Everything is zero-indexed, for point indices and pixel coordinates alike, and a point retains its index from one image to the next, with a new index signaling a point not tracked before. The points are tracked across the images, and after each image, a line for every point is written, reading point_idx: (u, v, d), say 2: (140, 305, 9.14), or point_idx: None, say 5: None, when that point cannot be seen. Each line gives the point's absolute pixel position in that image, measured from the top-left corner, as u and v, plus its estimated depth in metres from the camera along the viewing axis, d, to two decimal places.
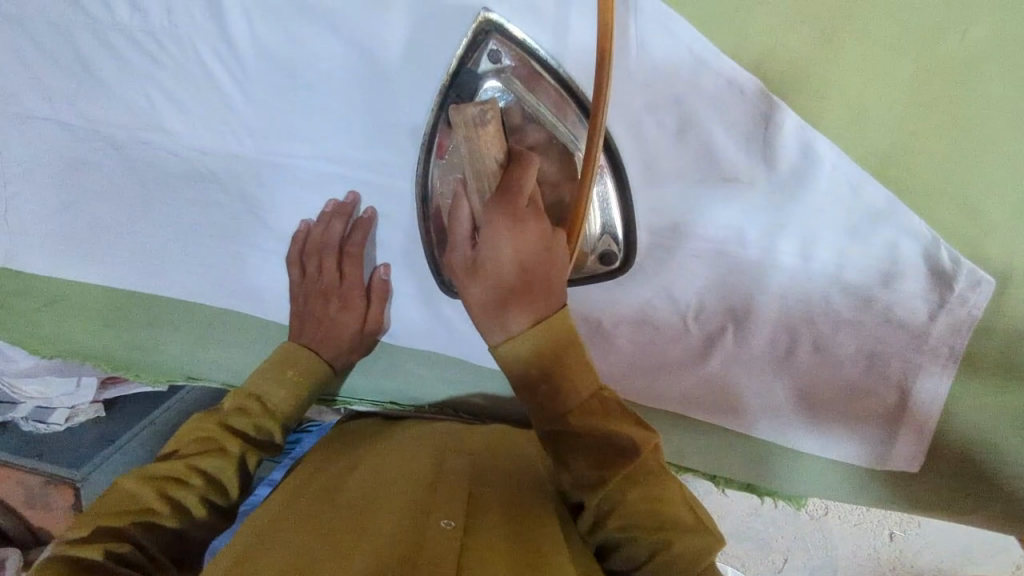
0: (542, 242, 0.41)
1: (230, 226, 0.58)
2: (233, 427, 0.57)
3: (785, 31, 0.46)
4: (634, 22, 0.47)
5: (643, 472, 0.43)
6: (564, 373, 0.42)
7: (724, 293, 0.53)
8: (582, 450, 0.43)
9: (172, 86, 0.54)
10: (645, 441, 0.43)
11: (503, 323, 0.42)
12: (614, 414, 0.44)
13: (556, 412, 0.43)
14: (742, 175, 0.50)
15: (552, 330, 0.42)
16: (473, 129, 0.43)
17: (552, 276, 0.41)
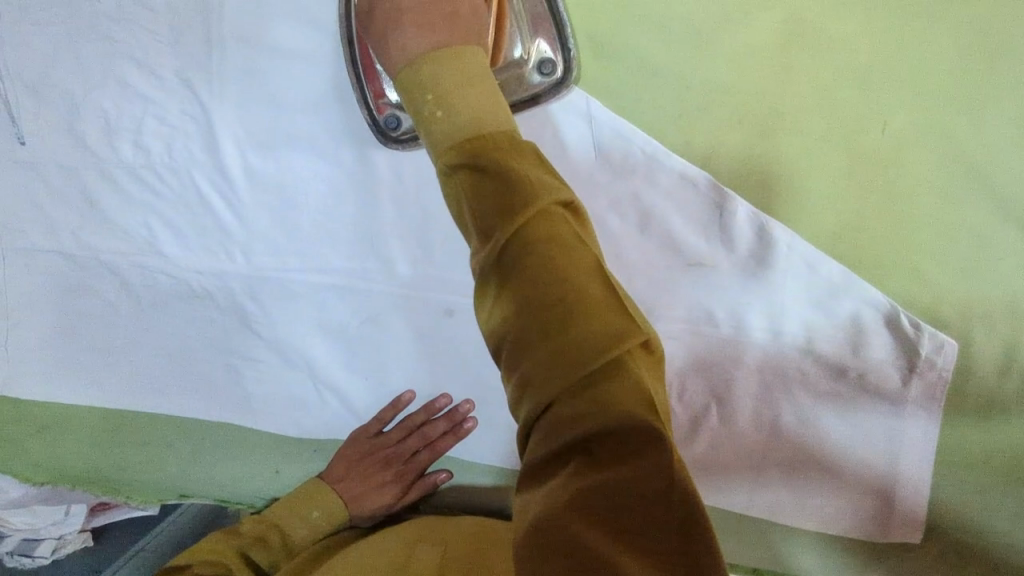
0: (449, 18, 0.42)
1: (223, 340, 0.60)
2: (250, 556, 0.61)
3: (727, 129, 0.50)
4: (591, 131, 0.52)
5: (551, 228, 0.34)
6: (453, 101, 0.38)
7: (702, 370, 0.55)
8: (482, 195, 0.35)
9: (170, 214, 0.58)
10: (556, 190, 0.35)
11: (405, 46, 0.41)
12: (529, 170, 0.35)
13: (449, 134, 0.37)
14: (705, 259, 0.53)
15: (453, 108, 0.38)
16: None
17: (457, 74, 0.39)
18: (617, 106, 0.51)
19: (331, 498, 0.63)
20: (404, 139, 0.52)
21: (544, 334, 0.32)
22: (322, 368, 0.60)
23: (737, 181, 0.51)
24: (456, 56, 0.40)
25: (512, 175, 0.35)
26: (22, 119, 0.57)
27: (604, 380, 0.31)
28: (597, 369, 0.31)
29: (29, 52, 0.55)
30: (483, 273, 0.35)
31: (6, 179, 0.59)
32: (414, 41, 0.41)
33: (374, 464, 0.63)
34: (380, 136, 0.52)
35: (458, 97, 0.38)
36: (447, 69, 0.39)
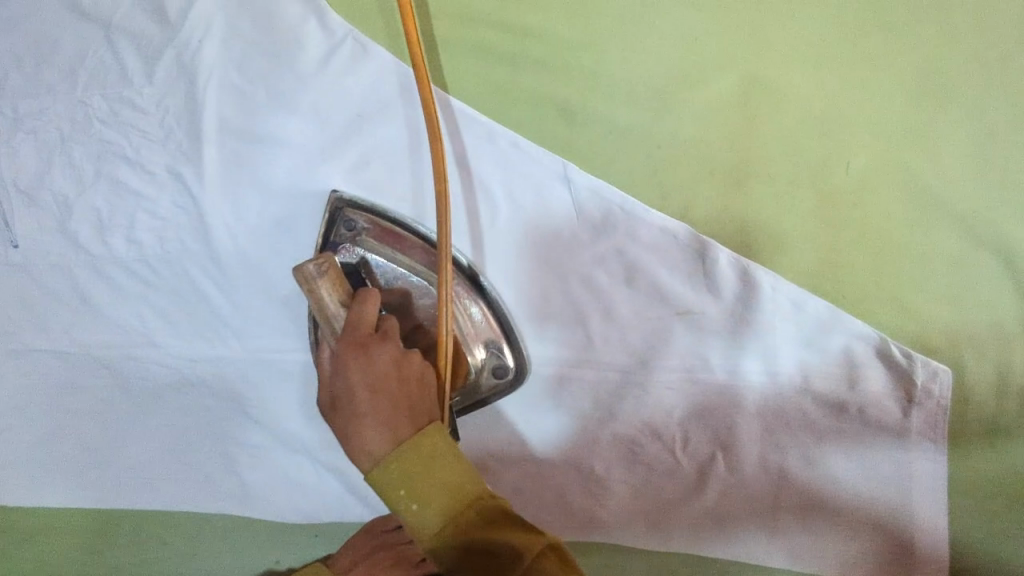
0: (402, 379, 0.49)
1: (219, 426, 0.60)
2: None
3: (700, 181, 0.52)
4: (571, 193, 0.53)
5: (536, 568, 0.44)
6: (425, 498, 0.45)
7: (705, 419, 0.55)
8: (467, 561, 0.44)
9: (164, 304, 0.58)
10: (529, 541, 0.45)
11: (368, 448, 0.48)
12: (497, 514, 0.46)
13: (432, 530, 0.45)
14: (693, 307, 0.54)
15: (421, 470, 0.46)
16: (313, 286, 0.50)
17: (421, 481, 0.46)
18: (594, 166, 0.53)
19: None
20: None
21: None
22: (320, 448, 0.59)
23: (716, 229, 0.53)
24: (418, 445, 0.47)
25: (487, 528, 0.45)
26: (15, 222, 0.58)
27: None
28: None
29: (22, 159, 0.57)
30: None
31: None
32: (378, 441, 0.48)
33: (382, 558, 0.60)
34: None
35: (426, 493, 0.46)
36: (402, 467, 0.46)
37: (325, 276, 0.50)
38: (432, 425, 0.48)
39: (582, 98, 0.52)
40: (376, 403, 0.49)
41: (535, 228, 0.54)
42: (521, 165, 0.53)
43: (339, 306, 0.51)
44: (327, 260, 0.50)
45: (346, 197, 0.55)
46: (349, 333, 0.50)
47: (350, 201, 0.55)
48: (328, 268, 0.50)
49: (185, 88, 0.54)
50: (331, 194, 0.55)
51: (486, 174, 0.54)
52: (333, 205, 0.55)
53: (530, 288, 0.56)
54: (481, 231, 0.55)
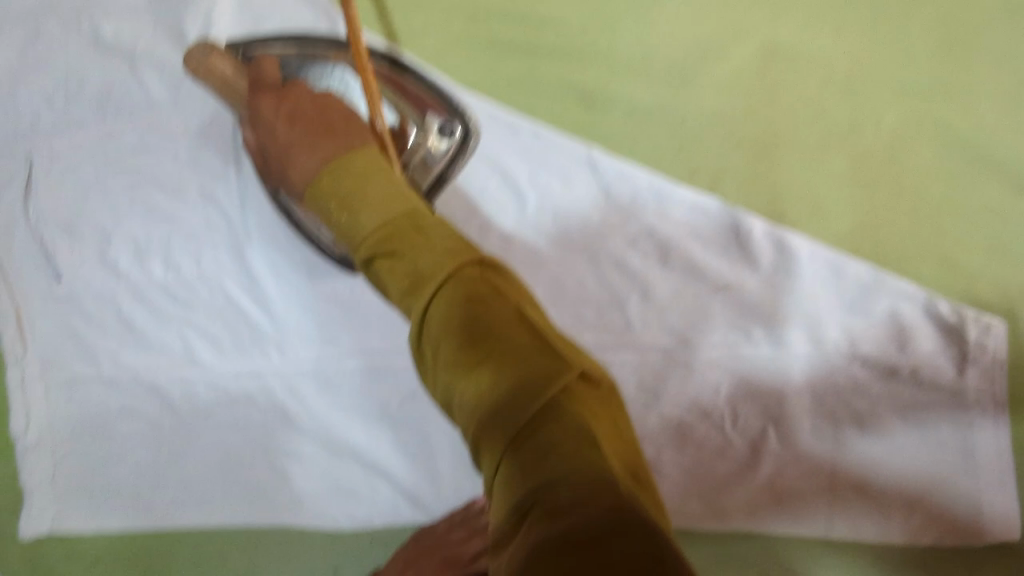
0: (317, 102, 0.49)
1: (267, 440, 0.60)
2: None
3: (727, 154, 0.52)
4: (597, 177, 0.53)
5: (463, 283, 0.39)
6: (349, 205, 0.43)
7: (753, 393, 0.54)
8: (397, 271, 0.41)
9: (204, 322, 0.59)
10: (467, 251, 0.41)
11: (301, 173, 0.46)
12: (427, 226, 0.42)
13: (366, 231, 0.42)
14: (731, 281, 0.53)
15: (341, 167, 0.45)
16: (206, 68, 0.53)
17: (341, 182, 0.44)
18: (619, 149, 0.53)
19: None
20: None
21: (477, 361, 0.36)
22: (369, 454, 0.59)
23: (748, 201, 0.53)
24: (346, 160, 0.45)
25: (411, 238, 0.41)
26: (56, 256, 0.59)
27: (537, 399, 0.35)
28: (537, 395, 0.35)
29: (59, 194, 0.58)
30: (410, 316, 0.40)
31: (41, 316, 0.60)
32: (307, 162, 0.46)
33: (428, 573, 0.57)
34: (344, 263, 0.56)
35: (353, 199, 0.43)
36: (333, 176, 0.44)
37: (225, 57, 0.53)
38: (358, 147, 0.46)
39: (600, 81, 0.53)
40: (297, 130, 0.48)
41: (564, 215, 0.54)
42: (545, 153, 0.53)
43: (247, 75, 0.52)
44: (212, 48, 0.53)
45: (243, 39, 0.55)
46: (263, 91, 0.50)
47: (249, 38, 0.54)
48: (214, 52, 0.53)
49: (214, 109, 0.56)
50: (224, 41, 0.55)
51: (511, 165, 0.54)
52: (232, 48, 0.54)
53: (563, 274, 0.55)
54: (510, 221, 0.54)
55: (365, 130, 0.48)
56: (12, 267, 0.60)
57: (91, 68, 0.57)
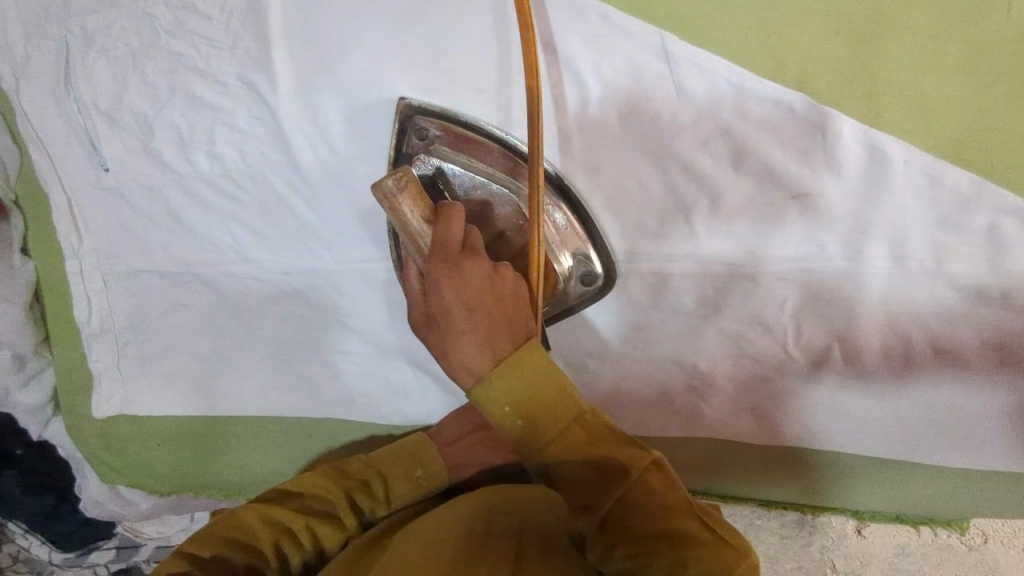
0: (488, 281, 0.46)
1: (318, 336, 0.61)
2: (355, 500, 0.58)
3: (825, 46, 0.46)
4: (671, 70, 0.48)
5: (643, 487, 0.46)
6: (531, 410, 0.45)
7: (821, 311, 0.52)
8: (579, 477, 0.46)
9: (253, 219, 0.59)
10: (645, 455, 0.46)
11: (468, 366, 0.45)
12: (603, 435, 0.47)
13: (545, 441, 0.45)
14: (811, 189, 0.49)
15: (519, 359, 0.45)
16: (396, 202, 0.47)
17: (526, 387, 0.45)
18: (697, 37, 0.47)
19: (431, 456, 0.59)
20: None
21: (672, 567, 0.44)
22: (418, 355, 0.59)
23: (839, 99, 0.47)
24: (519, 361, 0.45)
25: (600, 448, 0.46)
26: (101, 144, 0.58)
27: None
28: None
29: (96, 80, 0.55)
30: (596, 498, 0.46)
31: (91, 207, 0.60)
32: (479, 357, 0.45)
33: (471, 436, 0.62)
34: None
35: (535, 401, 0.45)
36: (513, 376, 0.45)
37: (407, 192, 0.47)
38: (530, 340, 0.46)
39: None
40: (475, 320, 0.45)
41: (630, 114, 0.49)
42: (612, 41, 0.48)
43: (427, 223, 0.47)
44: (405, 175, 0.47)
45: (416, 105, 0.51)
46: (435, 255, 0.46)
47: (420, 108, 0.51)
48: (409, 180, 0.47)
49: None
50: (400, 102, 0.51)
51: (574, 55, 0.49)
52: (403, 114, 0.51)
53: (625, 177, 0.51)
54: (570, 118, 0.50)
55: (529, 313, 0.47)
56: (57, 155, 0.58)
57: None
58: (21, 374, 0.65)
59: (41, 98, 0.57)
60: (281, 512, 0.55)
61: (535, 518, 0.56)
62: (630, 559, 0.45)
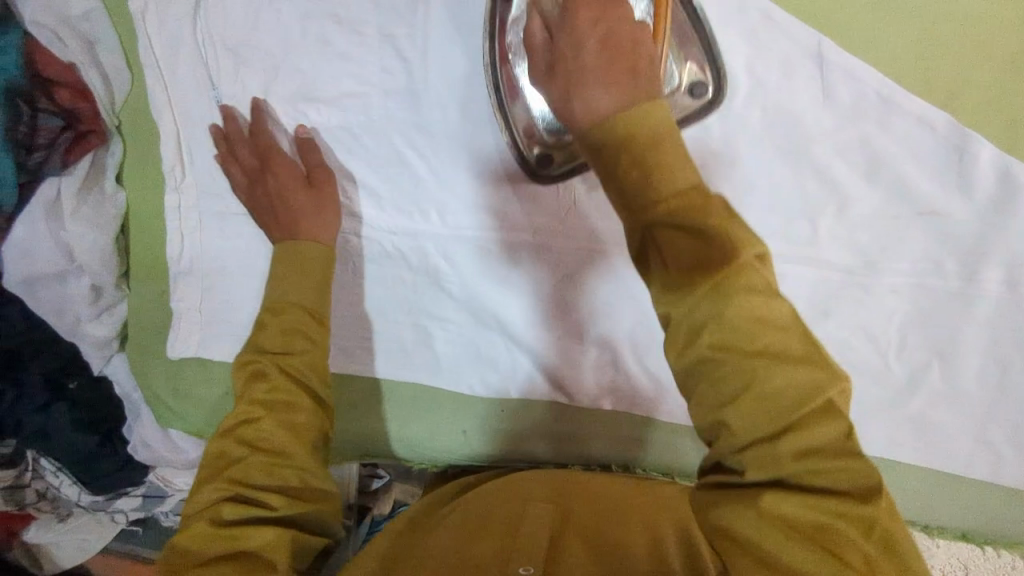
0: (632, 39, 0.40)
1: (413, 300, 0.60)
2: (256, 392, 0.49)
3: (975, 68, 0.48)
4: (821, 74, 0.49)
5: (745, 279, 0.33)
6: (652, 166, 0.35)
7: (926, 326, 0.53)
8: (677, 251, 0.34)
9: (367, 176, 0.58)
10: (759, 243, 0.34)
11: (592, 105, 0.38)
12: (717, 208, 0.34)
13: (654, 193, 0.35)
14: (938, 208, 0.50)
15: (645, 113, 0.36)
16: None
17: (637, 113, 0.36)
18: (851, 46, 0.49)
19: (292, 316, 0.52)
20: (553, 174, 0.55)
21: (745, 386, 0.33)
22: (514, 328, 0.59)
23: (982, 123, 0.48)
24: (647, 112, 0.36)
25: (703, 215, 0.34)
26: (221, 80, 0.57)
27: (809, 423, 0.32)
28: (803, 433, 0.32)
29: (231, 14, 0.56)
30: (685, 294, 0.34)
31: (200, 143, 0.59)
32: (601, 98, 0.38)
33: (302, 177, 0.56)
34: (532, 176, 0.55)
35: (656, 160, 0.35)
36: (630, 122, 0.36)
37: None
38: (657, 92, 0.38)
39: None
40: (602, 54, 0.39)
41: (774, 112, 0.50)
42: (768, 39, 0.49)
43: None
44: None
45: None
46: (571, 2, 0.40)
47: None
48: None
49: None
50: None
51: (729, 45, 0.50)
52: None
53: (758, 175, 0.52)
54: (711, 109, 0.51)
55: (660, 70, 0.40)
56: (175, 85, 0.58)
57: None
58: (95, 305, 0.63)
59: (170, 27, 0.57)
60: (228, 443, 0.48)
61: (607, 512, 0.50)
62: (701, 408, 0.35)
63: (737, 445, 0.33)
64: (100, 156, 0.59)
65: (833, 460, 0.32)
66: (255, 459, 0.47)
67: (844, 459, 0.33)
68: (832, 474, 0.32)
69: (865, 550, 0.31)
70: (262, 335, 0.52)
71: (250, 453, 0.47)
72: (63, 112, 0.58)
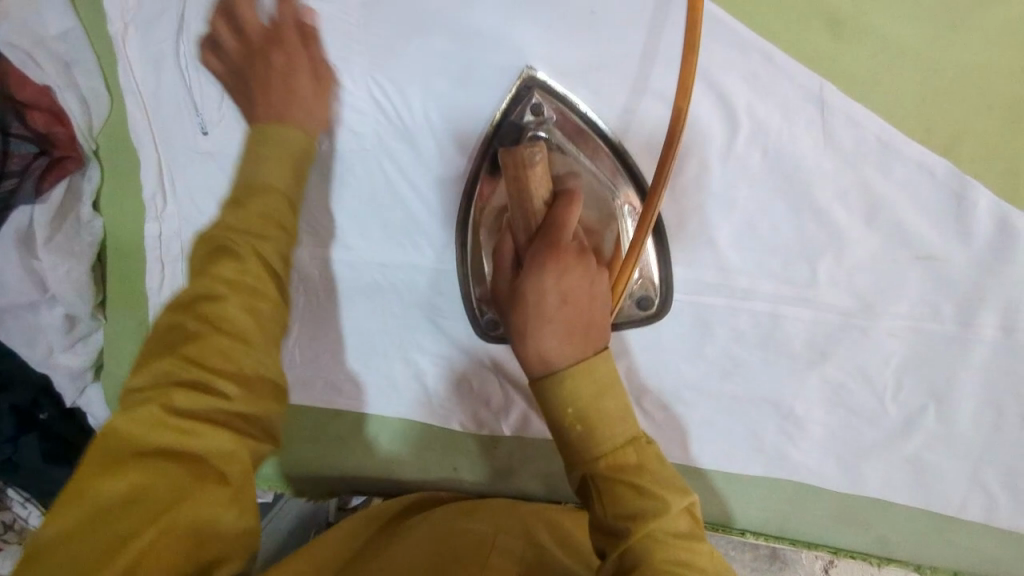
0: (585, 277, 0.45)
1: (404, 334, 0.59)
2: (228, 270, 0.45)
3: (979, 113, 0.48)
4: (824, 119, 0.49)
5: (671, 525, 0.43)
6: (593, 422, 0.44)
7: (922, 370, 0.53)
8: (617, 496, 0.43)
9: (357, 207, 0.57)
10: (685, 493, 0.44)
11: (547, 355, 0.44)
12: (649, 460, 0.45)
13: (591, 457, 0.44)
14: (937, 252, 0.50)
15: (583, 372, 0.44)
16: (523, 171, 0.45)
17: (591, 321, 0.45)
18: (856, 90, 0.48)
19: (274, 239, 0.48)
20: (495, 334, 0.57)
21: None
22: (507, 365, 0.58)
23: (983, 170, 0.48)
24: (587, 368, 0.44)
25: (643, 475, 0.44)
26: (206, 106, 0.54)
27: None
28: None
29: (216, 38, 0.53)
30: (612, 512, 0.43)
31: (182, 170, 0.56)
32: (557, 353, 0.44)
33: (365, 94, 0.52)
34: (480, 334, 0.57)
35: (599, 416, 0.44)
36: (579, 382, 0.44)
37: (538, 167, 0.45)
38: (603, 328, 0.46)
39: (857, 8, 0.47)
40: (563, 313, 0.44)
41: (776, 155, 0.50)
42: (773, 81, 0.49)
43: (540, 202, 0.46)
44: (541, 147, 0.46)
45: (541, 79, 0.52)
46: (537, 239, 0.46)
47: (542, 83, 0.52)
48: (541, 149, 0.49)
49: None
50: (524, 70, 0.51)
51: (732, 87, 0.49)
52: (523, 82, 0.52)
53: (759, 217, 0.51)
54: (714, 153, 0.50)
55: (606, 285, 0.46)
56: (157, 110, 0.55)
57: None
58: (69, 335, 0.60)
59: (150, 48, 0.54)
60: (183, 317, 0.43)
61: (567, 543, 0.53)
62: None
63: None
64: (75, 180, 0.57)
65: None
66: (210, 328, 0.43)
67: None
68: None
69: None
70: (232, 218, 0.48)
71: (202, 326, 0.43)
72: (36, 137, 0.56)
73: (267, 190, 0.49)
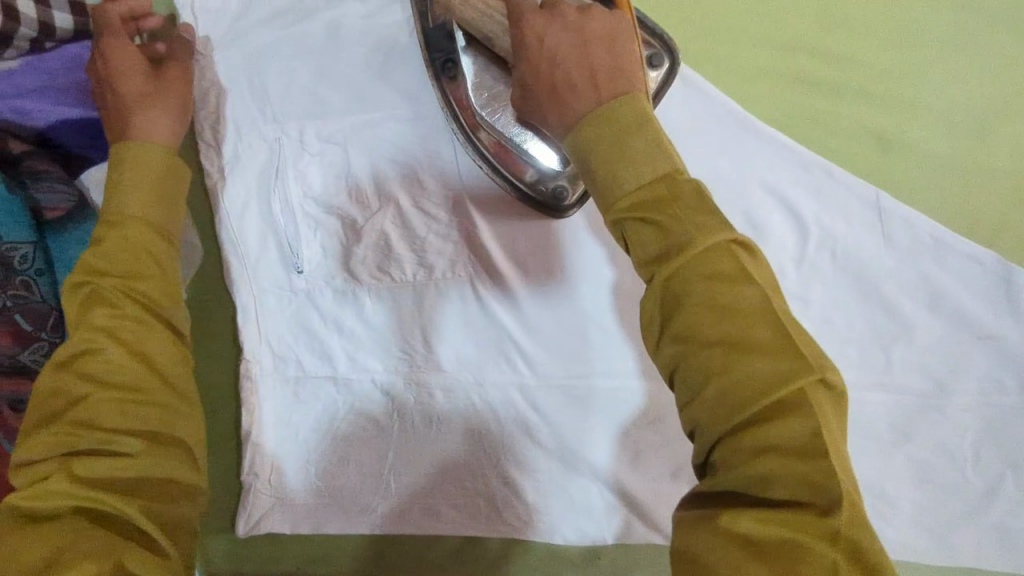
0: (575, 27, 0.43)
1: (501, 451, 0.59)
2: (99, 318, 0.43)
3: (1010, 207, 0.55)
4: (881, 222, 0.55)
5: (709, 264, 0.35)
6: (614, 158, 0.38)
7: (996, 441, 0.57)
8: (647, 241, 0.37)
9: (448, 328, 0.58)
10: (726, 227, 0.36)
11: (564, 108, 0.41)
12: (686, 197, 0.37)
13: (622, 192, 0.38)
14: (993, 329, 0.55)
15: (606, 113, 0.40)
16: (457, 9, 0.52)
17: (591, 62, 0.42)
18: (904, 197, 0.55)
19: (138, 153, 0.49)
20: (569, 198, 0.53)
21: (722, 357, 0.33)
22: (608, 471, 0.59)
23: (1022, 257, 0.55)
24: (610, 109, 0.40)
25: (671, 209, 0.36)
26: (300, 247, 0.58)
27: (770, 424, 0.32)
28: (764, 412, 0.32)
29: (306, 181, 0.57)
30: (653, 289, 0.36)
31: (279, 311, 0.58)
32: (578, 102, 0.41)
33: (150, 79, 0.52)
34: (543, 211, 0.54)
35: (621, 153, 0.38)
36: (591, 128, 0.39)
37: None
38: (611, 67, 0.42)
39: (900, 127, 0.54)
40: (564, 68, 0.42)
41: (842, 253, 0.55)
42: (835, 191, 0.54)
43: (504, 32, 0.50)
44: None
45: None
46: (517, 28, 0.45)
47: None
48: None
49: None
50: None
51: (798, 200, 0.54)
52: None
53: (834, 311, 0.56)
54: (788, 259, 0.55)
55: (607, 40, 0.43)
56: (248, 254, 0.58)
57: (371, 67, 0.56)
58: None
59: (241, 195, 0.57)
60: (69, 377, 0.42)
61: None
62: (680, 341, 0.34)
63: (692, 387, 0.34)
64: None
65: (777, 427, 0.32)
66: (98, 382, 0.41)
67: (811, 394, 0.32)
68: (787, 413, 0.32)
69: (819, 549, 0.31)
70: (97, 257, 0.45)
71: (76, 385, 0.41)
72: None
73: (140, 250, 0.46)
